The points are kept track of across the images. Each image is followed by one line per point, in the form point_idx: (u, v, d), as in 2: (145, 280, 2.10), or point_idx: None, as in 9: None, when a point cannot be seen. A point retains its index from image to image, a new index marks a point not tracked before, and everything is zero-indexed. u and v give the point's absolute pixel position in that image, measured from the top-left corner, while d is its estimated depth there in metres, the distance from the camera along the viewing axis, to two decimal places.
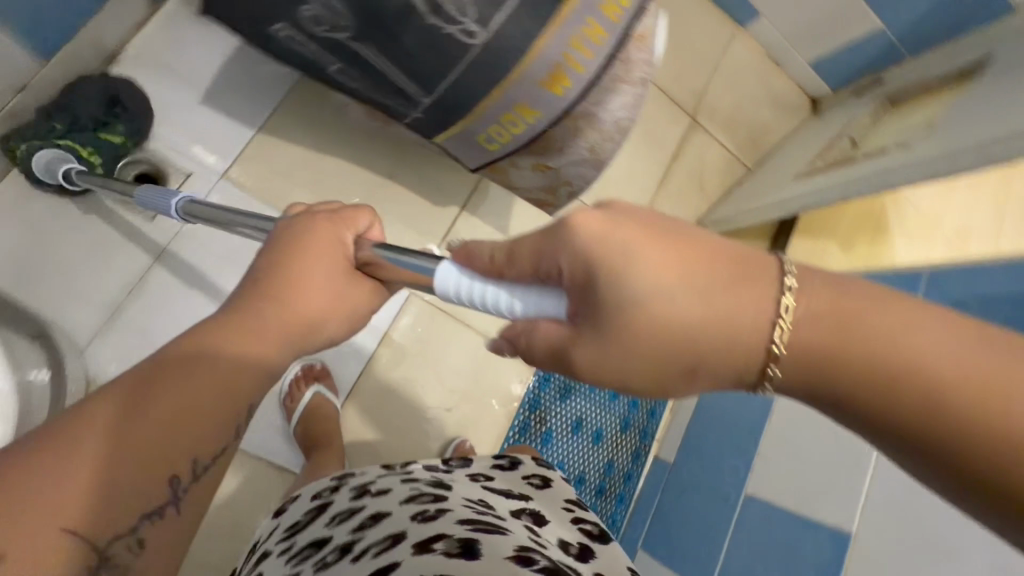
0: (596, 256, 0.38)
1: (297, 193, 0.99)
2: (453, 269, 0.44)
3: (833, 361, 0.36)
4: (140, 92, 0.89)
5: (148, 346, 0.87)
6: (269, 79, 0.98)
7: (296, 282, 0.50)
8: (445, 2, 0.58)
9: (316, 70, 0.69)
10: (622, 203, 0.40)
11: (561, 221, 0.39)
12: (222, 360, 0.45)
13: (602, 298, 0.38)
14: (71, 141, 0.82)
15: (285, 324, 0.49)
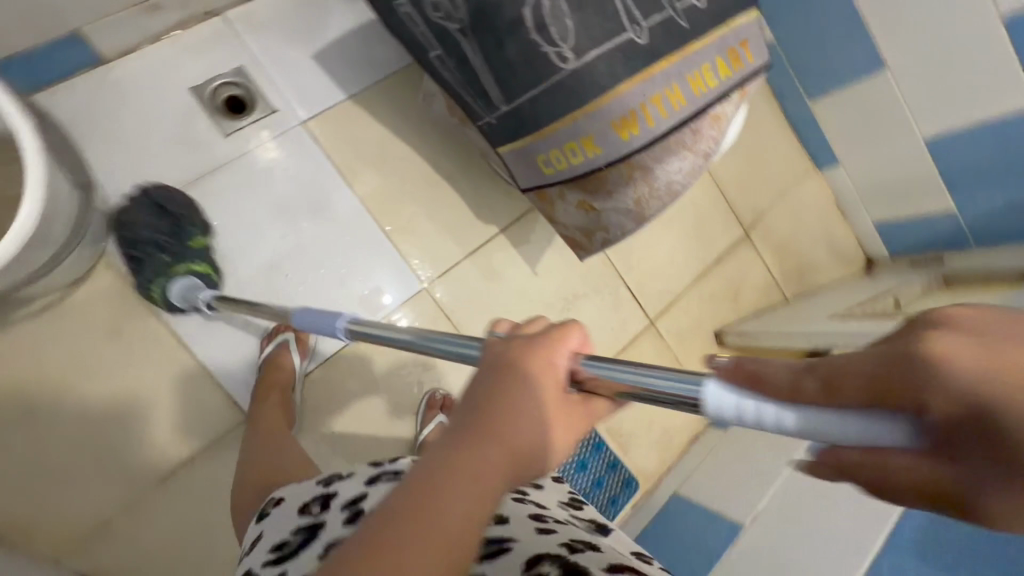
0: (984, 397, 0.22)
1: (361, 162, 1.05)
2: (731, 394, 0.31)
3: None
4: (175, 192, 0.89)
5: None
6: (377, 60, 1.07)
7: (514, 414, 0.41)
8: (551, 24, 0.64)
9: (418, 53, 0.76)
10: (968, 309, 0.24)
11: (896, 347, 0.24)
12: (451, 515, 0.38)
13: (1000, 448, 0.22)
14: (188, 263, 0.87)
15: (505, 458, 0.41)
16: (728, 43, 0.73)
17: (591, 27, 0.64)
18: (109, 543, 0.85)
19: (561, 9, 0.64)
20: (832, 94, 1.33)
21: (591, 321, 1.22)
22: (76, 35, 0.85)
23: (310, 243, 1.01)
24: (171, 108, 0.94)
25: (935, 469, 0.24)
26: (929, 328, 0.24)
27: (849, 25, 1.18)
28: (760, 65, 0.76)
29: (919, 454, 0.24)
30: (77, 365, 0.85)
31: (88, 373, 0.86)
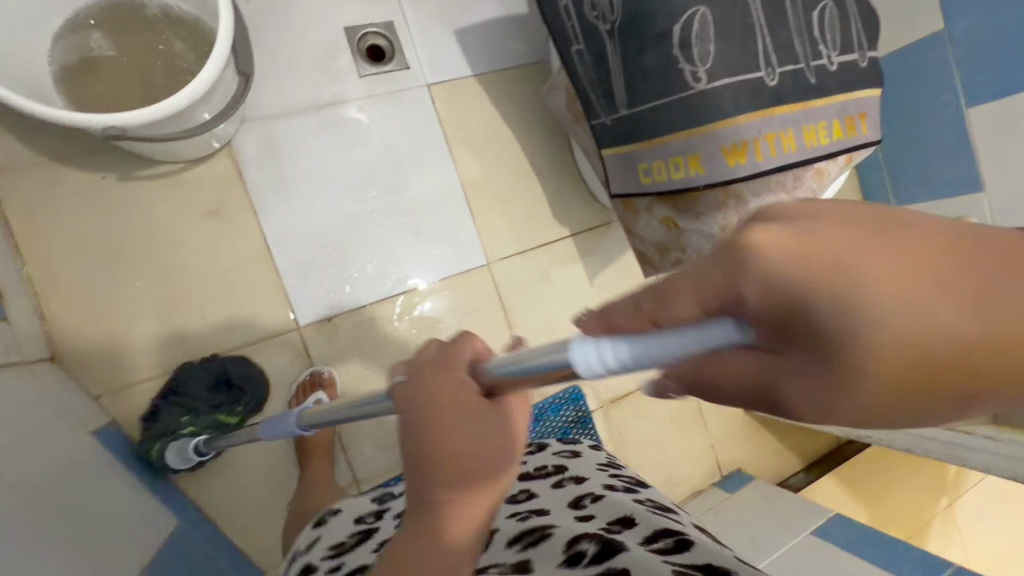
0: (801, 289, 0.22)
1: (466, 134, 1.12)
2: (587, 348, 0.29)
3: None
4: (253, 365, 0.94)
5: (284, 152, 0.99)
6: (508, 51, 1.15)
7: (448, 439, 0.37)
8: (695, 44, 0.69)
9: (560, 45, 0.83)
10: (795, 206, 0.24)
11: (723, 250, 0.24)
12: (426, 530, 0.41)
13: (819, 340, 0.22)
14: (198, 425, 0.87)
15: (445, 470, 0.38)
16: (848, 109, 0.76)
17: (729, 58, 0.70)
18: (141, 400, 0.90)
19: (707, 33, 0.69)
20: (921, 203, 1.34)
21: None
22: None
23: (401, 191, 1.07)
24: (322, 38, 1.02)
25: (764, 361, 0.24)
26: (756, 223, 0.24)
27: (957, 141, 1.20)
28: (873, 139, 0.80)
29: (748, 349, 0.24)
30: (171, 233, 0.92)
31: (176, 241, 0.93)
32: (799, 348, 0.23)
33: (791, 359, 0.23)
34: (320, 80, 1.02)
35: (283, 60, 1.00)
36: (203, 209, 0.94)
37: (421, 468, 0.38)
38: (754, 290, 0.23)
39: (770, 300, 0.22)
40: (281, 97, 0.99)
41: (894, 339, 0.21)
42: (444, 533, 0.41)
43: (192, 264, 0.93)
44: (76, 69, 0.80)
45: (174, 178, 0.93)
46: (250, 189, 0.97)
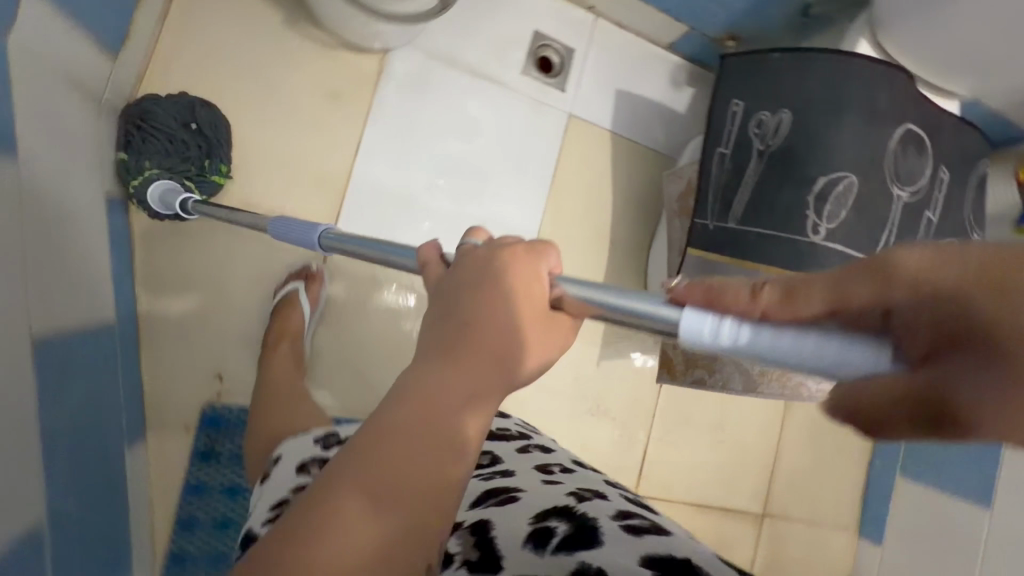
0: (467, 278, 0.42)
1: (573, 174, 1.15)
2: (700, 314, 0.31)
3: (382, 435, 0.38)
4: (219, 117, 0.88)
5: (422, 90, 1.04)
6: (651, 133, 1.21)
7: (489, 309, 0.41)
8: (829, 201, 0.72)
9: (709, 142, 0.86)
10: (475, 254, 0.43)
11: (460, 258, 0.44)
12: (435, 404, 0.39)
13: (495, 350, 0.40)
14: (191, 184, 0.85)
15: (491, 350, 0.40)
16: None
17: (853, 232, 0.72)
18: None
19: (845, 201, 0.72)
20: (929, 489, 1.29)
21: (596, 443, 1.18)
22: None
23: (494, 182, 1.09)
24: (511, 27, 1.10)
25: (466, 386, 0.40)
26: (467, 249, 0.45)
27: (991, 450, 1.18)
28: None
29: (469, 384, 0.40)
30: (292, 89, 0.96)
31: (288, 98, 0.96)
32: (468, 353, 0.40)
33: (954, 369, 0.25)
34: (491, 56, 1.09)
35: (471, 23, 1.07)
36: (330, 88, 0.98)
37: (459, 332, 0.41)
38: (896, 302, 0.27)
39: (456, 384, 0.39)
40: (451, 49, 1.06)
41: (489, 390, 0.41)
42: (444, 389, 0.39)
43: (290, 123, 0.96)
44: None
45: (324, 51, 0.98)
46: (377, 95, 1.01)
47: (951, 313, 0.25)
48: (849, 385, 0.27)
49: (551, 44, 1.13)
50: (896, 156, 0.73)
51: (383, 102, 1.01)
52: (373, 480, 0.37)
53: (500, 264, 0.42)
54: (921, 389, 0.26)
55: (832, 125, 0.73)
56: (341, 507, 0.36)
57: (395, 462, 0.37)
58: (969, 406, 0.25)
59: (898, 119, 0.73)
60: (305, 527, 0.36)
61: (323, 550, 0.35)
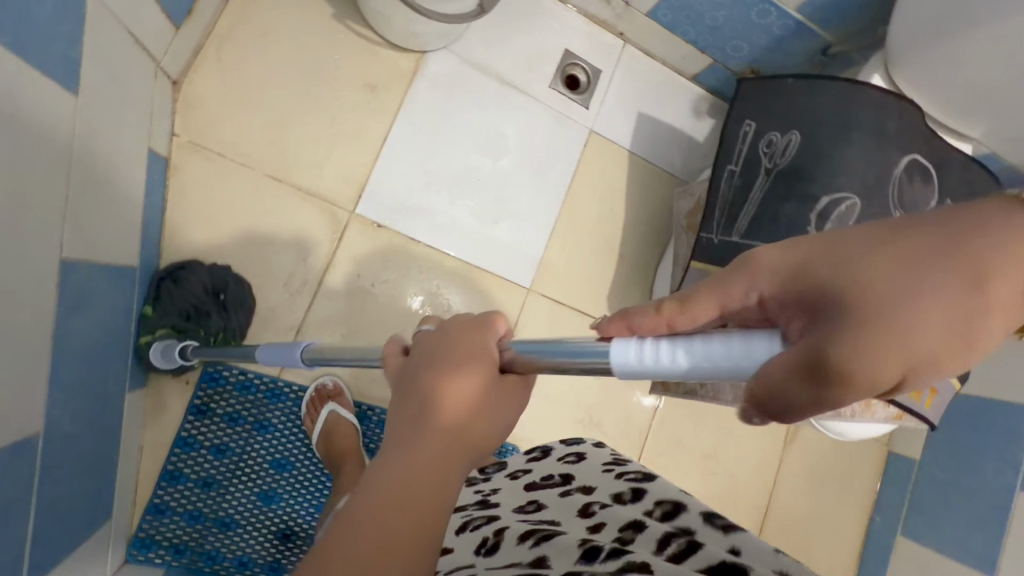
0: (414, 358, 0.41)
1: (589, 187, 1.19)
2: (623, 344, 0.32)
3: (334, 537, 0.35)
4: (246, 287, 0.96)
5: (453, 91, 1.10)
6: (668, 156, 1.25)
7: (423, 381, 0.39)
8: (831, 219, 0.74)
9: (720, 159, 0.88)
10: (420, 336, 0.43)
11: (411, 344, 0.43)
12: (383, 490, 0.36)
13: (440, 417, 0.37)
14: (197, 331, 0.91)
15: (435, 423, 0.37)
16: None
17: None
18: (198, 161, 0.96)
19: (846, 222, 0.74)
20: (928, 548, 1.24)
21: None
22: None
23: (511, 186, 1.14)
24: (542, 44, 1.17)
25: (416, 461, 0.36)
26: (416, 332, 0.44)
27: (996, 512, 1.14)
28: (928, 419, 0.78)
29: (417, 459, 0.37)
30: (333, 77, 1.03)
31: (328, 84, 1.03)
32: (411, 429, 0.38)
33: (839, 343, 0.23)
34: (521, 68, 1.15)
35: (506, 36, 1.14)
36: (368, 79, 1.05)
37: (420, 405, 0.38)
38: (767, 291, 0.28)
39: (399, 459, 0.37)
40: (484, 57, 1.13)
41: (441, 457, 0.37)
42: (391, 472, 0.36)
43: (327, 108, 1.03)
44: None
45: (366, 46, 1.05)
46: (410, 91, 1.07)
47: (835, 295, 0.25)
48: (761, 386, 0.26)
49: (579, 63, 1.19)
50: (900, 184, 0.75)
51: (415, 98, 1.08)
52: None
53: (456, 333, 0.40)
54: (801, 354, 0.24)
55: (838, 147, 0.76)
56: None
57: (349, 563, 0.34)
58: (854, 361, 0.23)
59: (903, 149, 0.76)
60: None
61: None
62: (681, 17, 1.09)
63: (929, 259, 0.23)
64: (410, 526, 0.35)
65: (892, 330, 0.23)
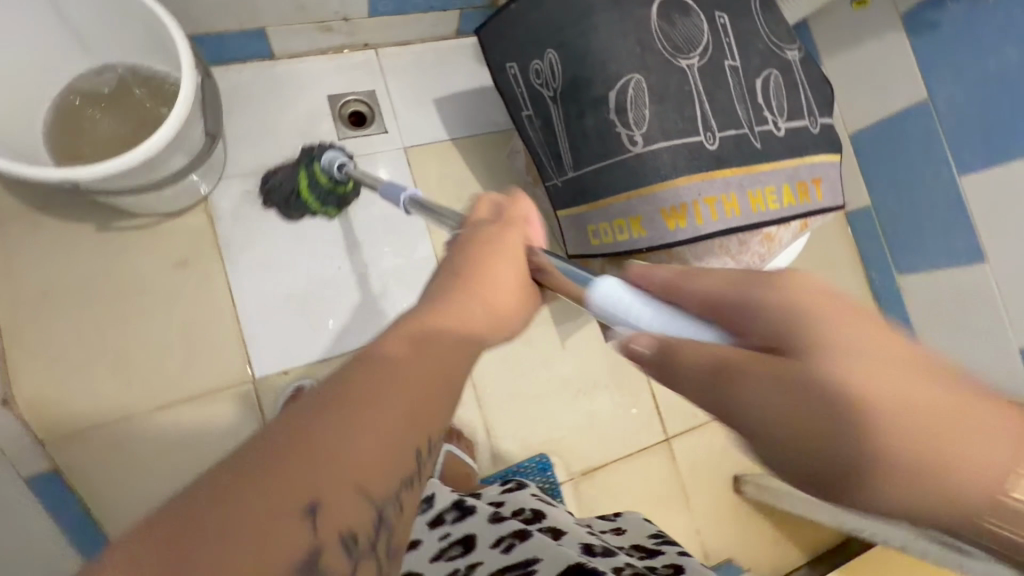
0: (472, 252, 0.50)
1: (439, 196, 1.15)
2: (610, 290, 0.45)
3: (361, 370, 0.37)
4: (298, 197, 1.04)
5: (259, 209, 1.04)
6: (487, 117, 1.20)
7: (480, 272, 0.48)
8: (630, 109, 0.70)
9: (513, 110, 0.83)
10: (479, 237, 0.52)
11: (465, 239, 0.53)
12: (416, 353, 0.40)
13: (479, 300, 0.47)
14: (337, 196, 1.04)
15: (473, 303, 0.47)
16: (800, 175, 0.74)
17: (667, 122, 0.70)
18: (84, 446, 0.91)
19: (643, 99, 0.70)
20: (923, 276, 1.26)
21: (603, 415, 1.17)
22: (263, 33, 1.01)
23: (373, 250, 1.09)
24: (303, 107, 1.09)
25: (448, 334, 0.43)
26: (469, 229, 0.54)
27: (953, 206, 1.15)
28: (832, 206, 0.76)
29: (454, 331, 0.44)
30: (144, 281, 0.97)
31: (142, 290, 0.97)
32: (452, 305, 0.46)
33: (804, 410, 0.35)
34: (302, 142, 1.09)
35: (267, 125, 1.07)
36: (174, 258, 0.98)
37: (459, 288, 0.47)
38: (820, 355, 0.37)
39: (440, 329, 0.43)
40: (261, 158, 1.06)
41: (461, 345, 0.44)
42: (426, 336, 0.42)
43: (161, 311, 0.97)
44: (72, 121, 0.86)
45: (150, 231, 0.98)
46: (221, 240, 1.01)
47: (851, 395, 0.35)
48: (728, 381, 0.37)
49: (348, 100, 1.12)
50: (663, 32, 0.71)
51: (230, 242, 1.01)
52: (348, 419, 0.34)
53: (504, 227, 0.52)
54: (775, 403, 0.36)
55: (590, 38, 0.71)
56: (301, 445, 0.33)
57: (369, 396, 0.36)
58: (825, 443, 0.35)
59: None
60: (254, 468, 0.32)
61: (252, 494, 0.31)
62: None
63: (981, 493, 0.33)
64: (433, 378, 0.40)
65: (856, 440, 0.34)
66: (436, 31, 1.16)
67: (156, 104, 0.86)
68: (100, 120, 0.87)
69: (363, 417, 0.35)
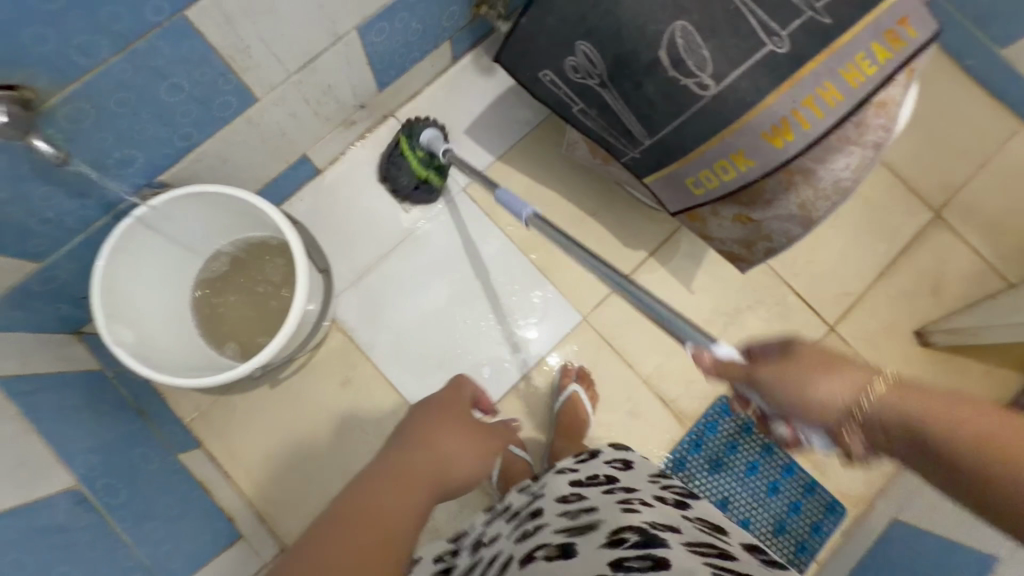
0: (438, 400, 0.77)
1: (513, 215, 1.18)
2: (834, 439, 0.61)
3: (379, 479, 0.61)
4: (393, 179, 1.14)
5: (378, 306, 1.14)
6: (517, 121, 1.20)
7: (442, 408, 0.76)
8: (688, 57, 0.68)
9: (562, 110, 0.84)
10: (450, 392, 0.79)
11: (422, 400, 0.80)
12: (375, 502, 0.57)
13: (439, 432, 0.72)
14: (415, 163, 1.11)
15: (427, 447, 0.68)
16: (884, 26, 0.69)
17: (729, 50, 0.67)
18: None
19: (696, 41, 0.67)
20: None
21: (758, 335, 1.16)
22: (305, 157, 1.07)
23: (484, 292, 1.16)
24: (365, 202, 1.16)
25: (427, 456, 0.67)
26: (420, 401, 0.81)
27: None
28: (927, 38, 0.71)
29: (432, 453, 0.68)
30: (329, 411, 1.10)
31: (327, 417, 1.09)
32: (432, 436, 0.71)
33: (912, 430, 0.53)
34: (379, 231, 1.16)
35: (346, 232, 1.15)
36: (336, 380, 1.11)
37: (423, 429, 0.71)
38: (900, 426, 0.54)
39: (426, 451, 0.68)
40: (356, 262, 1.15)
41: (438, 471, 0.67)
42: (420, 455, 0.67)
43: (350, 428, 1.09)
44: (209, 315, 0.95)
45: (307, 367, 1.11)
46: (365, 349, 1.13)
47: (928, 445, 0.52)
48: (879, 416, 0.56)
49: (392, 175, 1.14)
50: None
51: (373, 348, 1.13)
52: (378, 511, 0.56)
53: (449, 390, 0.79)
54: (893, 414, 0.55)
55: (614, 13, 0.69)
56: (348, 519, 0.54)
57: (381, 499, 0.58)
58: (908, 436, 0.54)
59: None
60: (322, 534, 0.53)
61: (324, 546, 0.52)
62: (394, 62, 1.03)
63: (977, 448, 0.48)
64: (420, 486, 0.63)
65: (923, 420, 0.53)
66: (436, 69, 1.17)
67: (267, 265, 0.96)
68: (227, 301, 0.95)
69: (378, 512, 0.56)
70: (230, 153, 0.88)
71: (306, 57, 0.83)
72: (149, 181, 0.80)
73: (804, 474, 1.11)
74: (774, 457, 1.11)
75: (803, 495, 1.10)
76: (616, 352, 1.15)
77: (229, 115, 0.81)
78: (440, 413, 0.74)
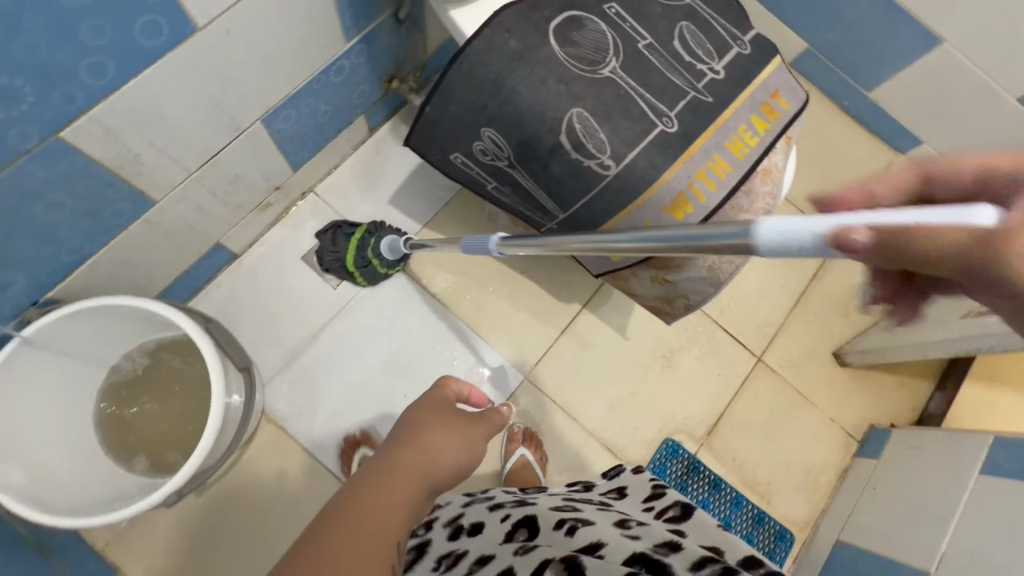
0: (429, 399, 0.77)
1: (447, 280, 1.17)
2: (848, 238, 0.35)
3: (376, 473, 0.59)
4: (324, 251, 1.11)
5: (312, 389, 1.09)
6: (441, 186, 1.21)
7: (437, 406, 0.76)
8: (587, 141, 0.71)
9: (477, 188, 0.86)
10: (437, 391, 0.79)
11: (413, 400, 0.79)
12: (379, 494, 0.56)
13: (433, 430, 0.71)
14: (363, 263, 1.11)
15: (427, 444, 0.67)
16: (759, 99, 0.75)
17: (624, 132, 0.71)
18: None
19: (592, 126, 0.71)
20: (892, 81, 1.25)
21: (694, 373, 1.20)
22: (219, 244, 1.03)
23: (422, 361, 1.14)
24: (289, 282, 1.12)
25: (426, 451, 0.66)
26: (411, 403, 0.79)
27: (881, 8, 1.14)
28: (799, 106, 0.78)
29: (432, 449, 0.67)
30: (267, 509, 1.03)
31: (264, 518, 1.02)
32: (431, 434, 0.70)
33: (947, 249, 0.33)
34: (307, 310, 1.12)
35: (271, 316, 1.10)
36: (271, 475, 1.04)
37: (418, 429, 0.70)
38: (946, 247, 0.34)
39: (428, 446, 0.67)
40: (285, 345, 1.10)
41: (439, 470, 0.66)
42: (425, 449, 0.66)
43: (292, 525, 1.03)
44: (119, 429, 0.87)
45: (239, 462, 1.04)
46: (301, 436, 1.07)
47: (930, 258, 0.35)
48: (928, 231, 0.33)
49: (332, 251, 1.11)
50: (572, 55, 0.71)
51: (309, 434, 1.07)
52: (379, 507, 0.54)
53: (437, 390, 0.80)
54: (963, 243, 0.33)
55: (512, 102, 0.72)
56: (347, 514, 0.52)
57: (379, 492, 0.56)
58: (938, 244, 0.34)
59: (539, 29, 0.70)
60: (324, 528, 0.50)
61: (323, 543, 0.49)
62: (306, 143, 1.02)
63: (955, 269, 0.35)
64: (418, 481, 0.61)
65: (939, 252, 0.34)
66: (353, 142, 1.16)
67: (181, 366, 0.90)
68: (141, 410, 0.88)
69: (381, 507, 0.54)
70: (131, 255, 0.83)
71: (207, 152, 0.81)
72: (34, 301, 0.74)
73: (752, 506, 1.14)
74: (722, 494, 1.14)
75: (754, 527, 1.13)
76: (561, 407, 1.16)
77: (125, 221, 0.77)
78: (437, 411, 0.74)
